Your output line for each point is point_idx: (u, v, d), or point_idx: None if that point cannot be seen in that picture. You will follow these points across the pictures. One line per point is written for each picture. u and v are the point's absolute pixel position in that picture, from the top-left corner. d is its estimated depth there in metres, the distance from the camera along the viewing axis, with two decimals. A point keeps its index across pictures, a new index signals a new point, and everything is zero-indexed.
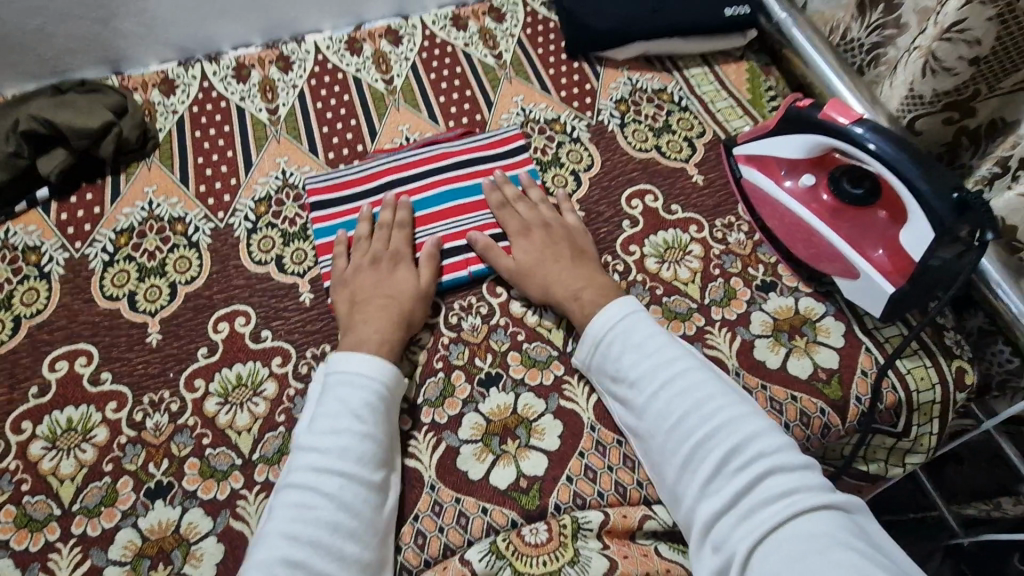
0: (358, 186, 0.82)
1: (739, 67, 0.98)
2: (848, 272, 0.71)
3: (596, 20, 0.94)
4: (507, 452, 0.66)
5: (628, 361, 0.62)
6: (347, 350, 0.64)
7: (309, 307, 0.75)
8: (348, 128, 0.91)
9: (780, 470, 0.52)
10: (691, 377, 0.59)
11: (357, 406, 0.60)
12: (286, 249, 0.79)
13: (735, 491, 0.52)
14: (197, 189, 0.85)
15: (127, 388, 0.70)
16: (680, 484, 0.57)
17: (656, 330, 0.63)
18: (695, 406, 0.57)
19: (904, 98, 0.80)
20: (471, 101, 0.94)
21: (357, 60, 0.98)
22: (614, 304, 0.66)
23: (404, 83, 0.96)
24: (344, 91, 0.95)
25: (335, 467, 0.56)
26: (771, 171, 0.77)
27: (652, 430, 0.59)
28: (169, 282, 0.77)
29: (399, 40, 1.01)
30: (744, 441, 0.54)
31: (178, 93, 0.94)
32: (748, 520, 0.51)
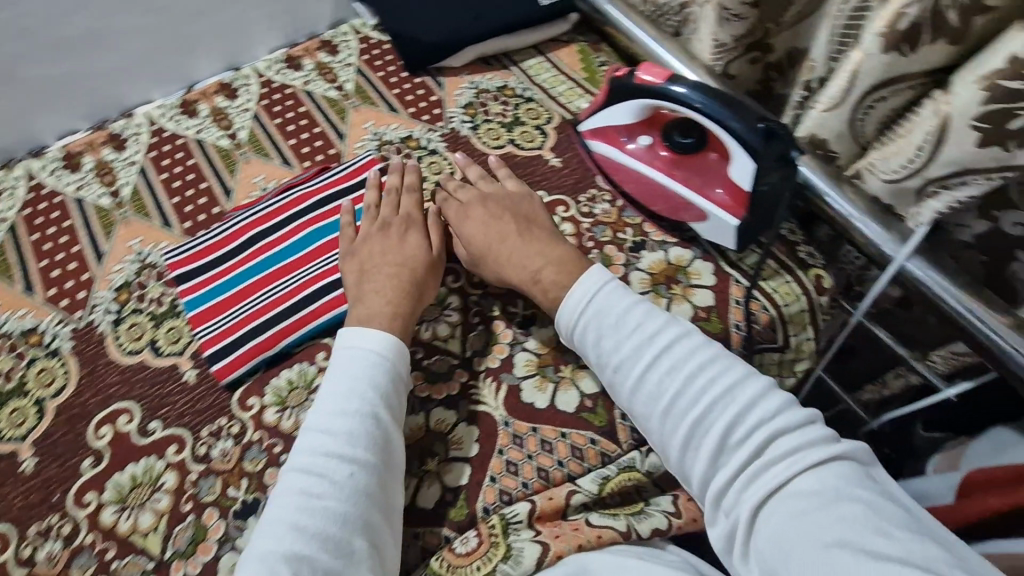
0: (220, 249, 0.79)
1: (570, 49, 1.03)
2: (700, 215, 0.76)
3: (424, 36, 0.96)
4: (429, 471, 0.66)
5: (611, 343, 0.62)
6: (359, 325, 0.66)
7: (194, 384, 0.71)
8: (201, 192, 0.87)
9: (783, 431, 0.53)
10: (678, 348, 0.59)
11: (365, 386, 0.61)
12: (158, 332, 0.75)
13: (738, 459, 0.53)
14: (46, 294, 0.79)
15: (8, 526, 0.64)
16: (680, 459, 0.57)
17: (636, 303, 0.63)
18: (686, 380, 0.57)
19: (712, 48, 0.85)
20: (322, 137, 0.92)
21: (196, 122, 0.95)
22: (590, 277, 0.65)
23: (249, 134, 0.93)
24: (188, 157, 0.91)
25: (345, 452, 0.57)
26: (613, 139, 0.81)
27: (646, 409, 0.59)
28: (35, 400, 0.71)
29: (235, 93, 0.97)
30: (741, 408, 0.54)
31: (4, 200, 0.87)
32: (755, 484, 0.52)
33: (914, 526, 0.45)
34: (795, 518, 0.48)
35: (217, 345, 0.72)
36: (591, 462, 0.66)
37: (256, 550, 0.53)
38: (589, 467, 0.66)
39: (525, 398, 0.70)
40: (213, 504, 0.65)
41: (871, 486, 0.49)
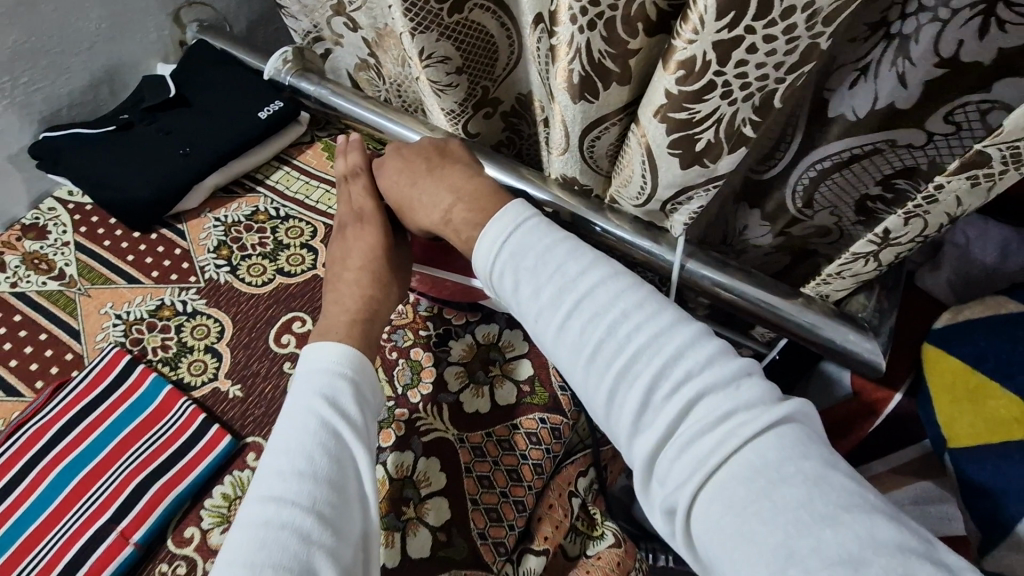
0: (81, 402, 0.70)
1: None
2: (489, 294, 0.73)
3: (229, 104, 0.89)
4: (410, 519, 0.65)
5: (532, 289, 0.52)
6: (319, 341, 0.63)
7: (96, 564, 0.61)
8: (43, 345, 0.76)
9: (718, 390, 0.46)
10: (602, 294, 0.50)
11: (320, 399, 0.58)
12: (25, 531, 0.63)
13: (670, 422, 0.46)
14: None
15: None
16: (609, 405, 0.49)
17: (558, 243, 0.53)
18: (611, 329, 0.49)
19: None
20: (162, 241, 0.84)
21: (4, 277, 0.81)
22: (509, 212, 0.56)
23: (79, 267, 0.82)
24: (11, 314, 0.78)
25: (286, 495, 0.53)
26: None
27: (565, 352, 0.51)
28: None
29: (43, 232, 0.85)
30: (671, 364, 0.47)
31: None
32: (684, 444, 0.46)
33: (863, 506, 0.41)
34: (732, 504, 0.42)
35: (114, 503, 0.64)
36: (548, 443, 0.71)
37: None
38: (548, 448, 0.71)
39: (468, 409, 0.72)
40: None
41: (819, 453, 0.44)
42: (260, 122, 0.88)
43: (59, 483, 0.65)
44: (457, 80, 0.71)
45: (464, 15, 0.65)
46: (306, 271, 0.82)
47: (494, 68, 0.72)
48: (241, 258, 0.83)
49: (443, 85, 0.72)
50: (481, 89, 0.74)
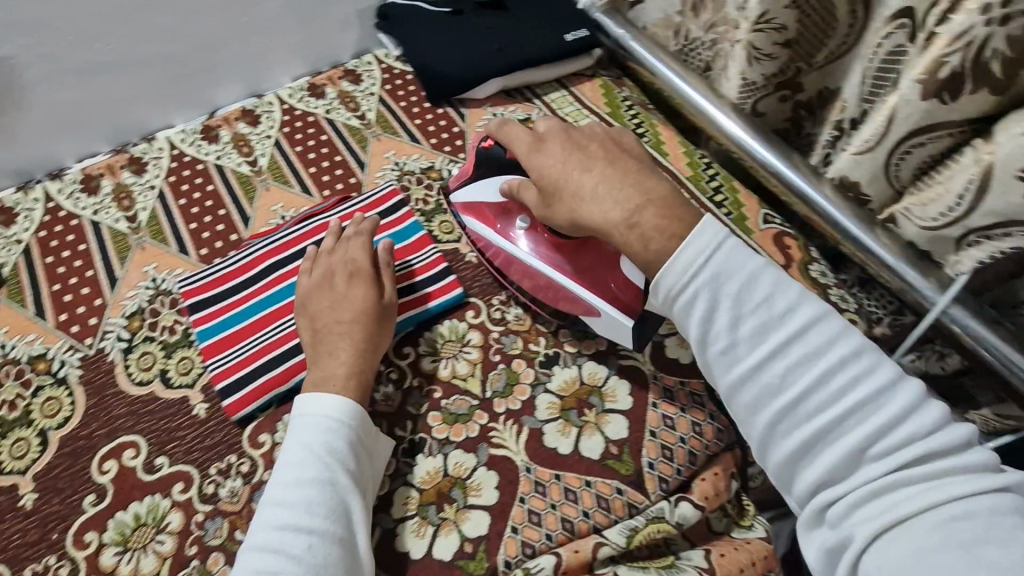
0: (229, 280, 0.77)
1: (594, 84, 1.01)
2: (589, 311, 0.69)
3: (444, 66, 0.94)
4: (446, 520, 0.62)
5: (732, 319, 0.52)
6: (313, 391, 0.61)
7: (205, 419, 0.69)
8: (217, 219, 0.86)
9: (902, 419, 0.48)
10: (815, 335, 0.50)
11: (321, 452, 0.57)
12: (170, 361, 0.73)
13: (843, 447, 0.48)
14: (57, 319, 0.77)
15: (3, 567, 0.60)
16: (770, 436, 0.51)
17: (762, 271, 0.53)
18: (820, 377, 0.49)
19: (741, 87, 0.86)
20: (343, 165, 0.92)
21: (216, 147, 0.94)
22: (700, 236, 0.54)
23: (270, 160, 0.93)
24: (207, 181, 0.90)
25: (303, 523, 0.53)
26: (486, 218, 0.76)
27: (755, 395, 0.51)
28: (38, 431, 0.68)
29: (257, 119, 0.98)
30: (884, 423, 0.48)
31: (20, 221, 0.86)
32: (878, 488, 0.47)
33: None
34: (916, 547, 0.44)
35: (228, 377, 0.69)
36: (619, 514, 0.63)
37: None
38: (616, 519, 0.62)
39: (547, 443, 0.67)
40: (218, 548, 0.61)
41: None
42: (540, 54, 0.96)
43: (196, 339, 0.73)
44: None
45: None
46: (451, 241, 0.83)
47: (817, 54, 0.79)
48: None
49: (763, 55, 0.80)
50: (794, 69, 0.82)
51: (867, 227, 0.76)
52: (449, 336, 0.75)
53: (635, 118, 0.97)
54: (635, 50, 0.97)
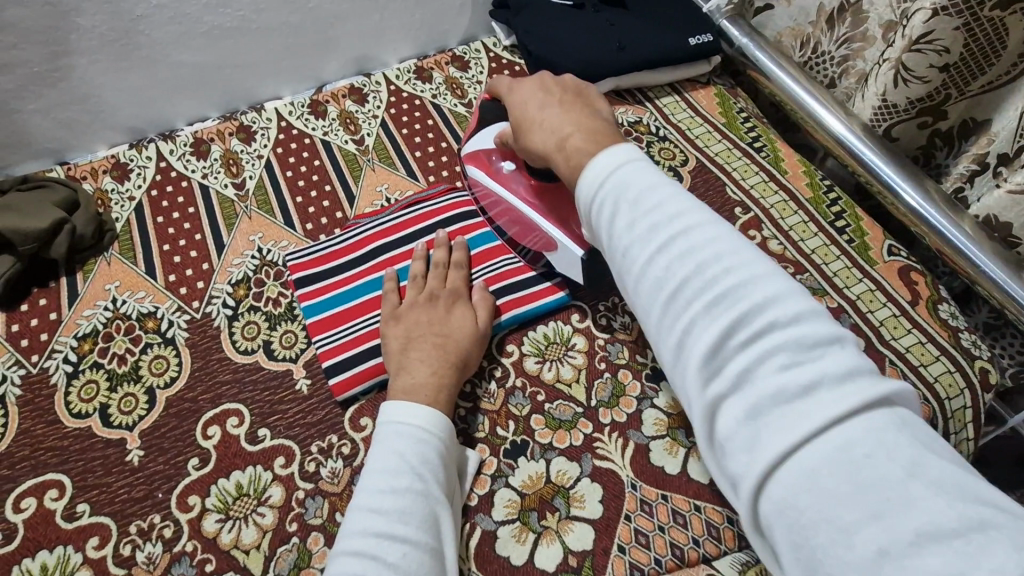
0: (340, 257, 0.78)
1: (708, 92, 0.98)
2: (551, 246, 0.70)
3: (563, 61, 0.91)
4: (549, 528, 0.61)
5: (630, 221, 0.46)
6: (401, 399, 0.60)
7: (308, 395, 0.69)
8: (324, 195, 0.86)
9: (784, 328, 0.39)
10: (698, 235, 0.44)
11: (415, 461, 0.55)
12: (274, 333, 0.73)
13: (735, 360, 0.39)
14: (166, 280, 0.78)
15: (111, 519, 0.61)
16: (678, 352, 0.42)
17: (665, 186, 0.47)
18: (698, 271, 0.42)
19: (877, 108, 0.82)
20: (448, 152, 0.91)
21: (323, 123, 0.94)
22: (609, 158, 0.50)
23: (376, 140, 0.92)
24: (314, 157, 0.90)
25: (397, 531, 0.50)
26: (482, 165, 0.74)
27: (659, 294, 0.44)
28: (146, 387, 0.69)
29: (364, 98, 0.97)
30: (758, 317, 0.39)
31: (132, 178, 0.87)
32: (766, 400, 0.37)
33: None
34: (818, 485, 0.34)
35: (335, 357, 0.69)
36: (729, 545, 0.60)
37: None
38: (726, 550, 0.60)
39: (654, 461, 0.65)
40: (319, 528, 0.61)
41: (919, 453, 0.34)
42: (658, 53, 0.93)
43: (305, 313, 0.73)
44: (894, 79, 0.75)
45: (1004, 14, 0.67)
46: None
47: (974, 81, 0.74)
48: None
49: (912, 76, 0.76)
50: (943, 96, 0.77)
51: (1015, 272, 0.71)
52: (552, 339, 0.73)
53: (751, 130, 0.93)
54: (757, 59, 0.93)
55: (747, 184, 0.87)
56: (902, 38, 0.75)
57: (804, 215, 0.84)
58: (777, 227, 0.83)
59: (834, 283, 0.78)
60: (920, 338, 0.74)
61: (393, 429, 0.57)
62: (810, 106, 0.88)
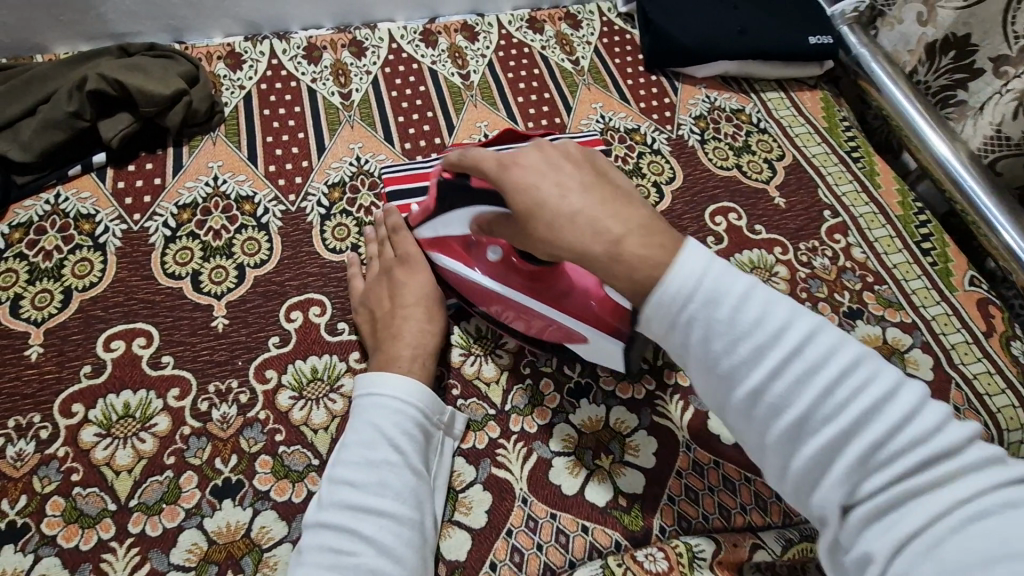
0: None
1: (814, 96, 0.97)
2: (573, 337, 0.63)
3: (681, 35, 0.92)
4: (602, 468, 0.63)
5: (728, 344, 0.40)
6: (379, 369, 0.59)
7: None
8: (426, 120, 0.87)
9: (903, 436, 0.36)
10: (814, 352, 0.38)
11: (390, 433, 0.54)
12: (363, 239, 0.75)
13: (871, 480, 0.36)
14: (266, 169, 0.79)
15: (191, 375, 0.63)
16: (800, 483, 0.39)
17: (748, 289, 0.41)
18: (825, 391, 0.37)
19: (987, 137, 0.83)
20: (550, 103, 0.91)
21: (433, 52, 0.95)
22: (687, 261, 0.41)
23: (481, 79, 0.93)
24: (420, 83, 0.91)
25: (371, 504, 0.50)
26: (455, 252, 0.68)
27: (759, 410, 0.39)
28: (237, 264, 0.71)
29: (475, 37, 0.98)
30: (888, 426, 0.36)
31: (245, 69, 0.89)
32: (900, 520, 0.35)
33: None
34: (932, 553, 0.33)
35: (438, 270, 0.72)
36: (774, 519, 0.61)
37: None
38: (771, 523, 0.61)
39: (711, 428, 0.66)
40: None
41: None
42: (775, 46, 0.93)
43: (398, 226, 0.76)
44: None
45: None
46: (761, 182, 0.86)
47: None
48: (711, 136, 0.90)
49: None
50: None
51: None
52: None
53: (852, 140, 0.92)
54: (871, 69, 0.94)
55: (839, 190, 0.87)
56: None
57: (891, 230, 0.84)
58: (863, 236, 0.83)
59: (911, 300, 0.78)
60: (988, 368, 0.74)
61: (368, 398, 0.56)
62: (916, 123, 0.88)
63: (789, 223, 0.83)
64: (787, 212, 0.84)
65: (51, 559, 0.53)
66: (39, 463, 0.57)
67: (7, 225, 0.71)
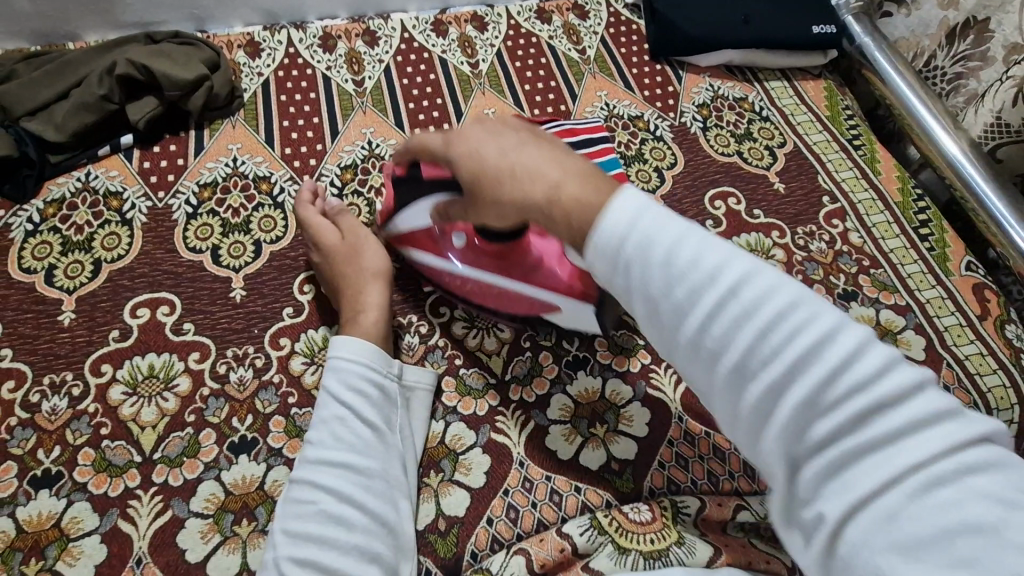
0: None
1: (818, 85, 0.99)
2: (541, 308, 0.68)
3: (685, 25, 0.94)
4: (596, 435, 0.66)
5: (668, 287, 0.40)
6: (337, 336, 0.64)
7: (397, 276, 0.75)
8: (436, 107, 0.91)
9: (863, 388, 0.36)
10: (749, 294, 0.39)
11: (337, 392, 0.58)
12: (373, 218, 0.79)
13: (816, 423, 0.36)
14: (282, 151, 0.83)
15: (211, 340, 0.68)
16: (749, 430, 0.39)
17: (688, 229, 0.42)
18: (757, 333, 0.38)
19: (988, 125, 0.84)
20: (555, 91, 0.94)
21: (443, 41, 0.98)
22: (619, 206, 0.42)
23: (489, 67, 0.96)
24: (430, 71, 0.94)
25: (324, 457, 0.55)
26: (427, 247, 0.70)
27: (704, 350, 0.40)
28: (254, 239, 0.76)
29: (484, 26, 1.01)
30: (823, 377, 0.36)
31: (264, 57, 0.93)
32: (846, 468, 0.35)
33: None
34: (892, 526, 0.33)
35: None
36: (761, 487, 0.63)
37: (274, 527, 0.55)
38: (758, 490, 0.63)
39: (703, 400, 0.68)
40: None
41: None
42: (778, 36, 0.95)
43: None
44: None
45: None
46: (761, 168, 0.88)
47: None
48: (713, 124, 0.92)
49: None
50: None
51: None
52: None
53: (853, 128, 0.94)
54: (875, 59, 0.94)
55: (839, 177, 0.88)
56: None
57: (889, 216, 0.85)
58: (861, 221, 0.84)
59: (907, 284, 0.80)
60: (982, 349, 0.75)
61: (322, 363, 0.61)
62: (918, 111, 0.89)
63: (787, 207, 0.85)
64: (786, 197, 0.86)
65: (81, 504, 0.58)
66: (71, 418, 0.62)
67: (42, 200, 0.76)
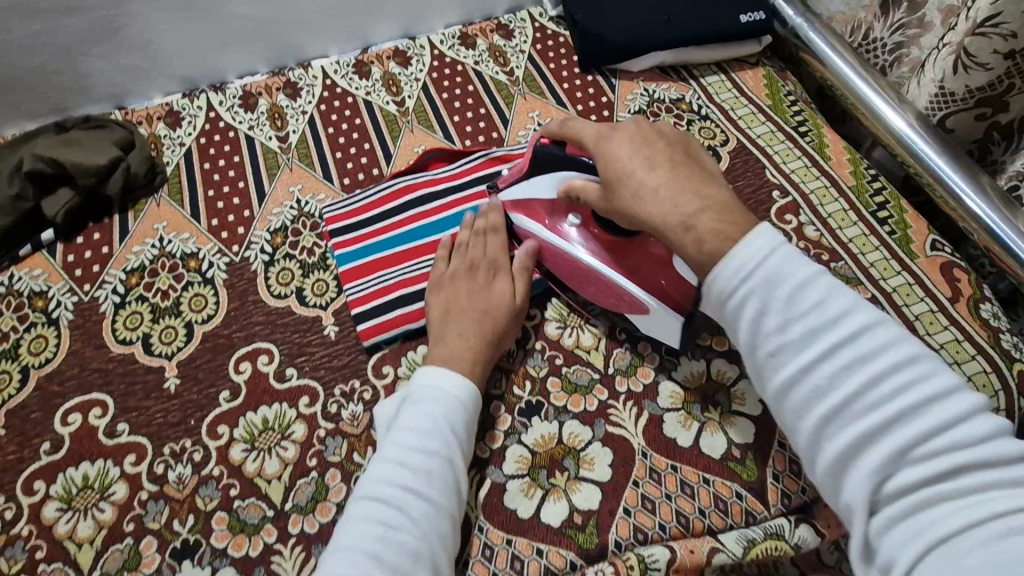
0: (369, 210, 0.80)
1: (756, 73, 0.95)
2: (636, 307, 0.64)
3: (609, 33, 0.91)
4: (557, 486, 0.62)
5: (781, 323, 0.44)
6: (438, 364, 0.60)
7: (335, 340, 0.71)
8: (364, 153, 0.88)
9: (945, 439, 0.39)
10: (871, 343, 0.41)
11: (447, 429, 0.55)
12: (306, 280, 0.76)
13: (906, 473, 0.39)
14: (209, 224, 0.81)
15: (146, 440, 0.65)
16: (811, 442, 0.44)
17: (819, 274, 0.44)
18: (870, 386, 0.41)
19: (932, 95, 0.80)
20: (486, 118, 0.91)
21: (366, 83, 0.95)
22: (756, 242, 0.45)
23: (416, 103, 0.93)
24: (356, 115, 0.91)
25: (422, 489, 0.51)
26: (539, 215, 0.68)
27: (800, 398, 0.43)
28: (185, 322, 0.73)
29: (408, 61, 0.98)
30: (929, 427, 0.39)
31: (184, 126, 0.90)
32: (922, 513, 0.38)
33: None
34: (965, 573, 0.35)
35: (365, 306, 0.72)
36: (736, 520, 0.60)
37: (338, 545, 0.49)
38: (732, 524, 0.60)
39: (667, 432, 0.65)
40: (336, 465, 0.63)
41: None
42: (707, 30, 0.92)
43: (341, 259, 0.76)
44: (994, 62, 0.71)
45: None
46: None
47: None
48: None
49: (974, 63, 0.73)
50: (1006, 85, 0.73)
51: None
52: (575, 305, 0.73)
53: (798, 114, 0.90)
54: (810, 39, 0.91)
55: (788, 168, 0.85)
56: (965, 21, 0.73)
57: (844, 204, 0.81)
58: (815, 213, 0.81)
59: (871, 275, 0.76)
60: (956, 335, 0.71)
61: (424, 388, 0.58)
62: (859, 89, 0.85)
63: None
64: None
65: None
66: (5, 544, 0.59)
67: None
